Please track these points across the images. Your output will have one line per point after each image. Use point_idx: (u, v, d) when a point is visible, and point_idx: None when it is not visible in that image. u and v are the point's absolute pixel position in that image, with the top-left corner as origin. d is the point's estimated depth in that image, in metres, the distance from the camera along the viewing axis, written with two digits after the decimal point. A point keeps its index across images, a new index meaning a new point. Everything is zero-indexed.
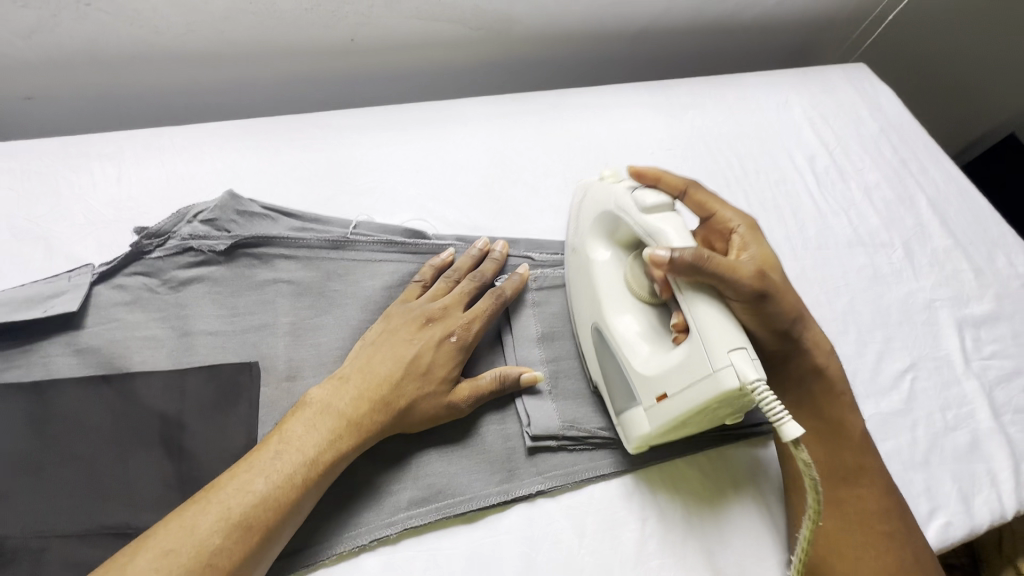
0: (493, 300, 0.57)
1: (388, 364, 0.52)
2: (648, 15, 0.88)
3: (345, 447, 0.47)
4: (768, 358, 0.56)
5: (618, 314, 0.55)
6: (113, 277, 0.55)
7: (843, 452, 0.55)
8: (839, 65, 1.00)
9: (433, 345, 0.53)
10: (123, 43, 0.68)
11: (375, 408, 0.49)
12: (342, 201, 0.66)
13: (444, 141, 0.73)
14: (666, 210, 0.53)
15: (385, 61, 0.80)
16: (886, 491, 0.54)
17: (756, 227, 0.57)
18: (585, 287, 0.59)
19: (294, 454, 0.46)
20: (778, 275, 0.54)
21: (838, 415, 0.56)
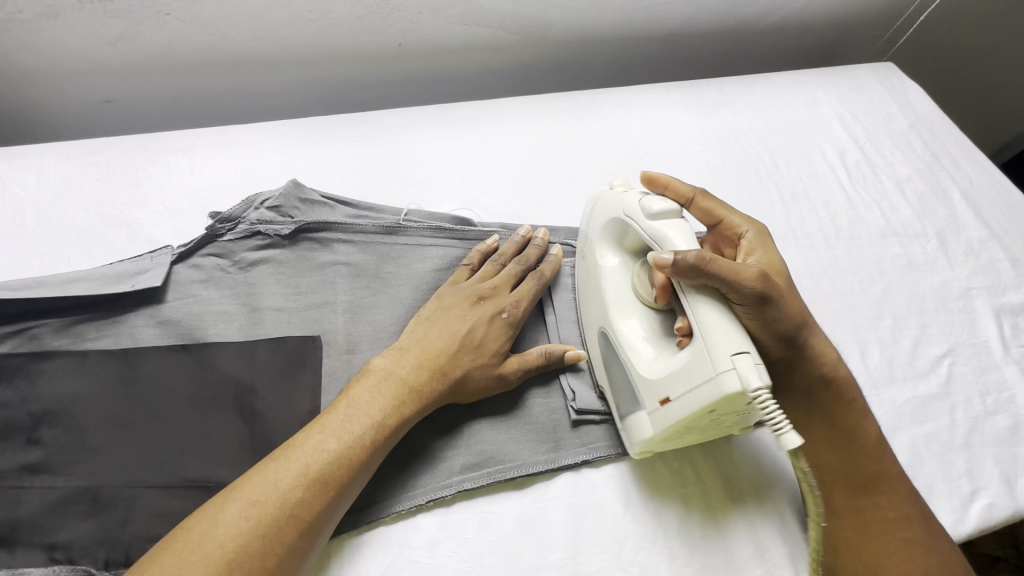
0: (537, 282, 0.61)
1: (443, 338, 0.55)
2: (680, 18, 0.91)
3: (407, 412, 0.51)
4: (774, 366, 0.54)
5: (623, 318, 0.56)
6: (189, 257, 0.60)
7: (866, 464, 0.54)
8: (867, 65, 1.02)
9: (485, 321, 0.57)
10: (195, 49, 0.74)
11: (433, 376, 0.53)
12: (392, 192, 0.70)
13: (486, 137, 0.78)
14: (672, 216, 0.54)
15: (429, 65, 0.86)
16: (910, 497, 0.53)
17: (764, 235, 0.58)
18: (593, 294, 0.60)
19: (363, 416, 0.49)
20: (784, 281, 0.55)
21: (850, 421, 0.55)
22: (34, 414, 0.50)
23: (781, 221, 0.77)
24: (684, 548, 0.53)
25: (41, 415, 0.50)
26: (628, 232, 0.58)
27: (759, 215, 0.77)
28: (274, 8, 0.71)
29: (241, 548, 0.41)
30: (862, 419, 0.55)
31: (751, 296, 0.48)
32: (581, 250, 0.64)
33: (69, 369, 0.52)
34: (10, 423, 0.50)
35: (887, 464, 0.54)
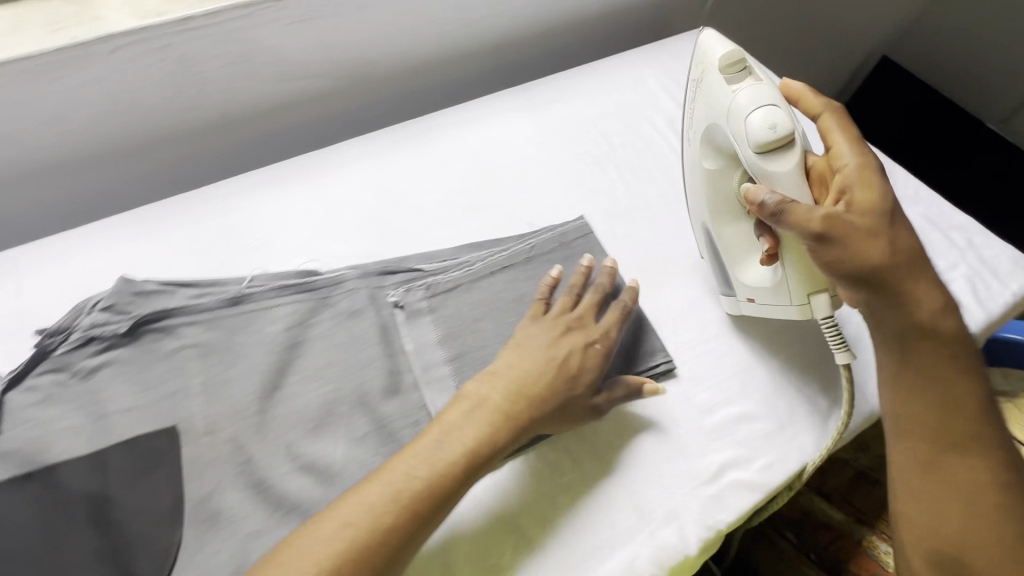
0: (616, 312, 0.64)
1: (539, 368, 0.57)
2: (499, 31, 0.95)
3: (461, 468, 0.51)
4: (867, 308, 0.53)
5: (722, 223, 0.66)
6: (23, 381, 0.58)
7: (941, 413, 0.51)
8: (686, 34, 1.09)
9: (577, 351, 0.59)
10: (4, 167, 0.72)
11: (506, 417, 0.54)
12: (236, 261, 0.70)
13: (327, 185, 0.79)
14: (778, 142, 0.56)
15: (262, 126, 0.86)
16: (984, 443, 0.50)
17: (870, 164, 0.56)
18: (699, 192, 0.68)
19: (430, 463, 0.50)
20: (885, 219, 0.53)
21: (934, 378, 0.51)
22: None
23: (624, 197, 0.81)
24: (566, 534, 0.55)
25: None
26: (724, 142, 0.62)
27: (603, 196, 0.81)
28: (73, 108, 0.70)
29: None
30: (948, 370, 0.51)
31: (852, 243, 0.51)
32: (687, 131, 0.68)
33: None
34: None
35: (980, 417, 0.51)
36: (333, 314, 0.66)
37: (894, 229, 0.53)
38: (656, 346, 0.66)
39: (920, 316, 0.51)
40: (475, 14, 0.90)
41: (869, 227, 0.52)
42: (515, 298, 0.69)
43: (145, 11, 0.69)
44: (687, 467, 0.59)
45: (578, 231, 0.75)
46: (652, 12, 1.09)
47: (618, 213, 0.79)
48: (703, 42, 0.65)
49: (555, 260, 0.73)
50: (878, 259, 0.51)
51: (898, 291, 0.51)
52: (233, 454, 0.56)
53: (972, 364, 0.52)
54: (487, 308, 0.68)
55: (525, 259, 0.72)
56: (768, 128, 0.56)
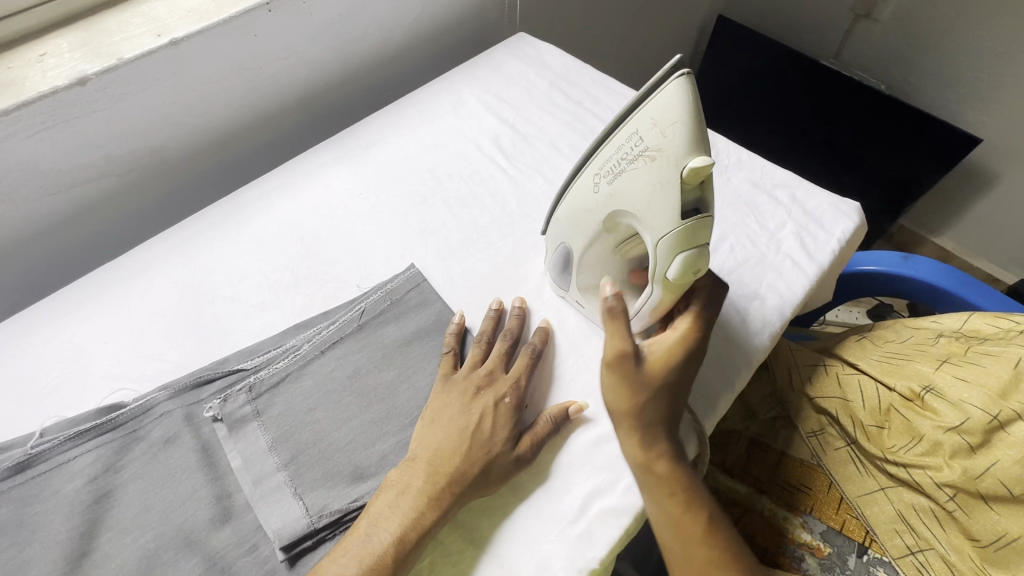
0: (530, 353, 0.64)
1: (454, 440, 0.57)
2: (299, 83, 0.90)
3: (426, 524, 0.53)
4: (636, 441, 0.57)
5: (585, 257, 0.60)
6: None
7: (687, 542, 0.55)
8: (504, 43, 1.07)
9: (490, 411, 0.59)
10: None
11: (448, 482, 0.55)
12: (24, 415, 0.61)
13: (127, 297, 0.71)
14: (688, 281, 0.50)
15: (46, 245, 0.77)
16: (724, 565, 0.55)
17: (693, 342, 0.59)
18: (576, 218, 0.57)
19: (383, 533, 0.52)
20: (673, 378, 0.58)
21: (683, 514, 0.56)
22: None
23: (456, 232, 0.78)
24: None
25: None
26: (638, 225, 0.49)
27: (434, 236, 0.78)
28: None
29: None
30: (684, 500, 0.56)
31: (627, 388, 0.58)
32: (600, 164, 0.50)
33: None
34: None
35: (716, 535, 0.56)
36: (146, 448, 0.59)
37: (677, 387, 0.59)
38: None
39: (660, 458, 0.56)
40: (263, 73, 0.84)
41: (647, 381, 0.57)
42: (349, 374, 0.64)
43: None
44: (552, 510, 0.57)
45: (411, 282, 0.72)
46: (463, 28, 1.07)
47: (451, 251, 0.76)
48: (692, 109, 0.43)
49: (389, 320, 0.68)
50: (640, 411, 0.57)
51: (657, 438, 0.57)
52: None
53: (700, 493, 0.58)
54: (319, 395, 0.63)
55: (356, 328, 0.67)
56: (682, 271, 0.49)
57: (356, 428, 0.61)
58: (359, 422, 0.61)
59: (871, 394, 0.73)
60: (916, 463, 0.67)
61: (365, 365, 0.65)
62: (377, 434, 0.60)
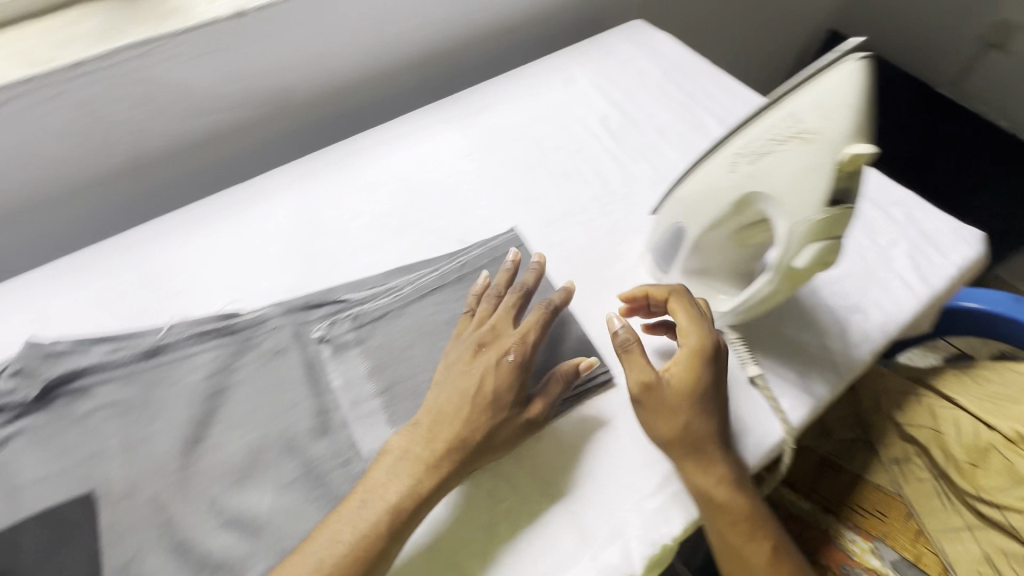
0: (542, 310, 0.61)
1: (455, 403, 0.56)
2: (421, 42, 0.93)
3: (422, 493, 0.52)
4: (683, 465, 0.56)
5: (698, 240, 0.60)
6: None
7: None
8: (619, 28, 1.07)
9: (490, 370, 0.57)
10: None
11: (447, 448, 0.53)
12: (154, 309, 0.67)
13: (249, 219, 0.76)
14: (814, 272, 0.50)
15: (180, 164, 0.83)
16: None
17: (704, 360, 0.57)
18: (699, 200, 0.57)
19: (379, 502, 0.51)
20: (697, 406, 0.56)
21: (747, 533, 0.54)
22: None
23: (557, 203, 0.79)
24: (505, 565, 0.53)
25: None
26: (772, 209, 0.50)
27: (535, 204, 0.79)
28: None
29: None
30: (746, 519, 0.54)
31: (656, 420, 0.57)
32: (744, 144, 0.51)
33: None
34: None
35: (782, 559, 0.54)
36: (257, 356, 0.63)
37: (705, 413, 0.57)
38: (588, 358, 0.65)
39: (714, 482, 0.55)
40: (391, 28, 0.87)
41: (677, 423, 0.56)
42: (445, 319, 0.67)
43: (34, 59, 0.66)
44: (630, 480, 0.58)
45: (510, 244, 0.74)
46: (579, 9, 1.07)
47: (552, 221, 0.77)
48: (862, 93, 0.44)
49: (486, 276, 0.71)
50: (682, 446, 0.56)
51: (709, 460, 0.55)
52: (154, 518, 0.54)
53: (761, 508, 0.56)
54: (417, 334, 0.66)
55: (456, 279, 0.71)
56: (811, 259, 0.49)
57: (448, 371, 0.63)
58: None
59: (970, 431, 0.70)
60: (1016, 507, 0.65)
61: (461, 313, 0.67)
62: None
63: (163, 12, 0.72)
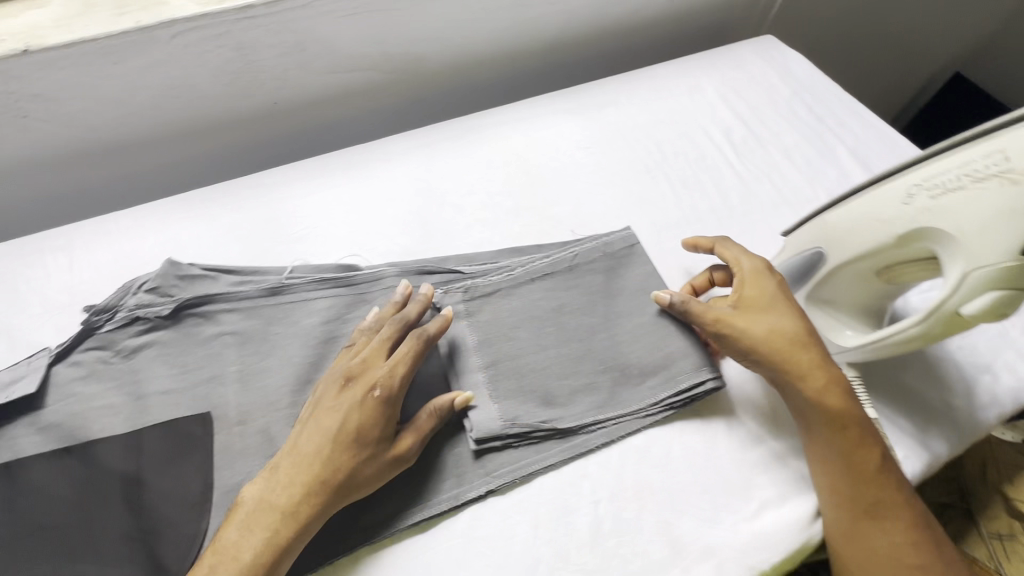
0: (413, 344, 0.56)
1: (316, 443, 0.52)
2: (552, 31, 0.92)
3: (285, 542, 0.49)
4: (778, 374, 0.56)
5: (841, 270, 0.57)
6: (69, 355, 0.60)
7: (855, 493, 0.52)
8: (749, 41, 1.04)
9: (355, 407, 0.53)
10: (64, 145, 0.74)
11: (308, 492, 0.50)
12: (277, 251, 0.70)
13: (370, 179, 0.78)
14: (984, 321, 0.48)
15: (309, 117, 0.86)
16: (897, 505, 0.52)
17: (761, 274, 0.60)
18: (855, 228, 0.54)
19: (231, 562, 0.48)
20: (769, 313, 0.58)
21: (856, 450, 0.53)
22: None
23: (673, 210, 0.78)
24: (594, 560, 0.53)
25: None
26: (954, 248, 0.48)
27: (650, 208, 0.78)
28: (133, 92, 0.72)
29: None
30: (854, 428, 0.54)
31: (740, 337, 0.57)
32: (933, 176, 0.49)
33: None
34: None
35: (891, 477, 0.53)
36: (370, 311, 0.65)
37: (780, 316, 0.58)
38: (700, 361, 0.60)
39: (817, 389, 0.54)
40: (528, 12, 0.87)
41: (767, 326, 0.56)
42: (554, 307, 0.65)
43: None
44: (728, 502, 0.56)
45: (626, 241, 0.70)
46: (707, 16, 1.05)
47: (666, 227, 0.76)
48: None
49: (598, 271, 0.68)
50: (772, 351, 0.56)
51: (807, 367, 0.55)
52: (264, 447, 0.56)
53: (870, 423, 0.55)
54: (525, 317, 0.64)
55: (567, 268, 0.67)
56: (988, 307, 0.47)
57: (552, 357, 0.62)
58: (556, 353, 0.62)
59: None
60: None
61: (570, 303, 0.65)
62: (571, 369, 0.61)
63: None
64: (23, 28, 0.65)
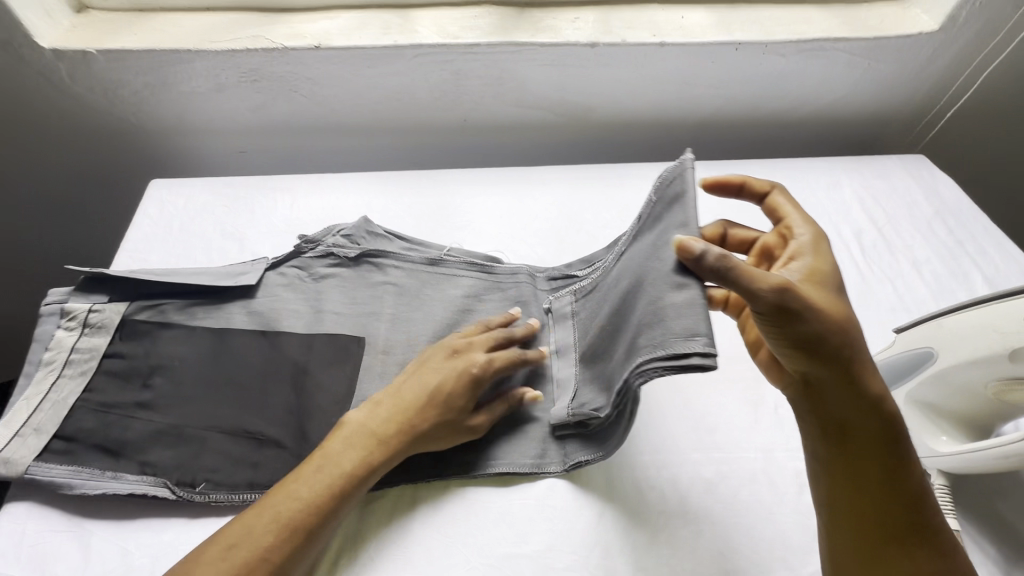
0: (514, 354, 0.65)
1: (417, 394, 0.61)
2: (708, 109, 1.04)
3: (377, 463, 0.57)
4: (839, 361, 0.49)
5: (950, 373, 0.61)
6: (279, 266, 0.77)
7: (888, 512, 0.49)
8: (899, 156, 1.07)
9: (455, 376, 0.62)
10: (310, 117, 0.97)
11: (400, 429, 0.59)
12: (441, 233, 0.86)
13: (526, 195, 0.92)
14: None
15: (486, 136, 1.04)
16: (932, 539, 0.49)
17: (821, 247, 0.55)
18: (975, 337, 0.59)
19: (334, 467, 0.55)
20: (832, 289, 0.52)
21: (900, 467, 0.50)
22: (150, 366, 0.66)
23: None
24: (645, 560, 0.58)
25: (152, 369, 0.66)
26: None
27: None
28: (371, 90, 0.93)
29: (295, 519, 0.52)
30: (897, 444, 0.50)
31: (811, 314, 0.48)
32: None
33: (180, 338, 0.68)
34: (132, 370, 0.65)
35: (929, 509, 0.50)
36: (502, 298, 0.76)
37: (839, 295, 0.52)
38: (699, 327, 0.50)
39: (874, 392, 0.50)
40: (693, 90, 1.00)
41: (837, 304, 0.50)
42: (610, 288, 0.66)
43: (448, 33, 0.89)
44: (785, 556, 0.59)
45: (674, 175, 0.58)
46: (858, 125, 1.11)
47: None
48: None
49: (649, 227, 0.61)
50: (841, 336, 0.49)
51: (865, 365, 0.50)
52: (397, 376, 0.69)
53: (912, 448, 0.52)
54: (598, 305, 0.67)
55: (632, 238, 0.64)
56: None
57: (600, 334, 0.63)
58: (602, 329, 0.63)
59: None
60: None
61: (621, 277, 0.63)
62: (608, 349, 0.62)
63: (540, 27, 0.91)
64: (319, 32, 0.88)
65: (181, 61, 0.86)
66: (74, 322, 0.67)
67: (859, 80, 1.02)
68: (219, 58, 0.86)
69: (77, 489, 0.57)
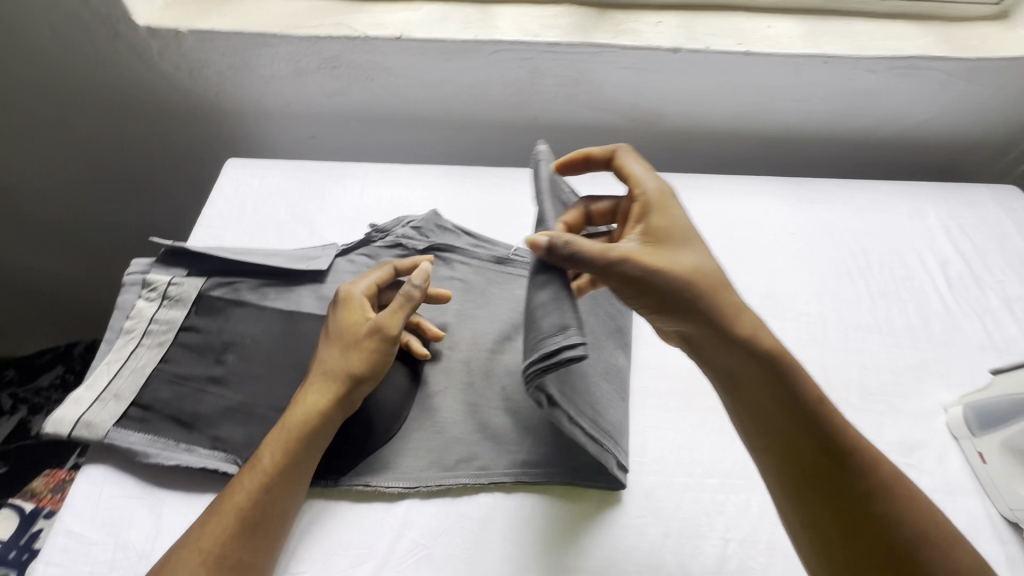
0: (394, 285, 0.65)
1: (328, 358, 0.61)
2: (787, 123, 1.00)
3: (310, 437, 0.57)
4: (698, 308, 0.54)
5: None
6: (348, 253, 0.77)
7: (787, 449, 0.52)
8: (989, 185, 1.01)
9: (348, 323, 0.62)
10: (381, 107, 0.97)
11: (316, 397, 0.59)
12: (508, 232, 0.85)
13: (594, 200, 0.90)
14: None
15: (554, 137, 1.03)
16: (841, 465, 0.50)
17: (652, 200, 0.58)
18: None
19: (272, 450, 0.56)
20: (676, 244, 0.55)
21: (790, 403, 0.52)
22: (223, 342, 0.66)
23: (865, 315, 0.79)
24: None
25: (225, 345, 0.66)
26: None
27: (842, 305, 0.80)
28: (445, 84, 0.93)
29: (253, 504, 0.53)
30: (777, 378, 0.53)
31: (652, 274, 0.53)
32: None
33: (252, 316, 0.69)
34: (206, 345, 0.66)
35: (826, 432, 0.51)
36: None
37: (682, 245, 0.56)
38: (568, 320, 0.51)
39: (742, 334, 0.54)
40: (773, 102, 0.96)
41: (682, 264, 0.54)
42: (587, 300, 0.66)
43: (528, 31, 0.88)
44: None
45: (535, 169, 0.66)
46: (945, 150, 1.06)
47: (854, 328, 0.78)
48: None
49: None
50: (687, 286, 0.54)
51: (724, 306, 0.54)
52: (463, 374, 0.68)
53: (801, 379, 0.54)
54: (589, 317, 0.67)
55: None
56: None
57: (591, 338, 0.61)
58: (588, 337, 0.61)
59: None
60: None
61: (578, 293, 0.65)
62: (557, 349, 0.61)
63: (621, 29, 0.90)
64: (401, 23, 0.88)
65: (266, 44, 0.87)
66: (154, 293, 0.69)
67: (952, 103, 0.96)
68: (302, 44, 0.87)
69: (152, 458, 0.58)
